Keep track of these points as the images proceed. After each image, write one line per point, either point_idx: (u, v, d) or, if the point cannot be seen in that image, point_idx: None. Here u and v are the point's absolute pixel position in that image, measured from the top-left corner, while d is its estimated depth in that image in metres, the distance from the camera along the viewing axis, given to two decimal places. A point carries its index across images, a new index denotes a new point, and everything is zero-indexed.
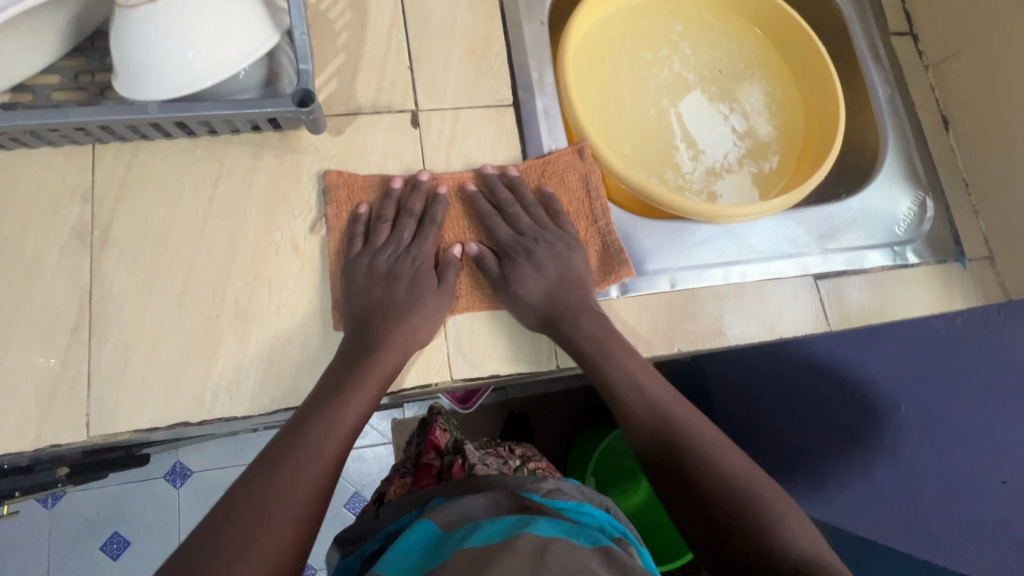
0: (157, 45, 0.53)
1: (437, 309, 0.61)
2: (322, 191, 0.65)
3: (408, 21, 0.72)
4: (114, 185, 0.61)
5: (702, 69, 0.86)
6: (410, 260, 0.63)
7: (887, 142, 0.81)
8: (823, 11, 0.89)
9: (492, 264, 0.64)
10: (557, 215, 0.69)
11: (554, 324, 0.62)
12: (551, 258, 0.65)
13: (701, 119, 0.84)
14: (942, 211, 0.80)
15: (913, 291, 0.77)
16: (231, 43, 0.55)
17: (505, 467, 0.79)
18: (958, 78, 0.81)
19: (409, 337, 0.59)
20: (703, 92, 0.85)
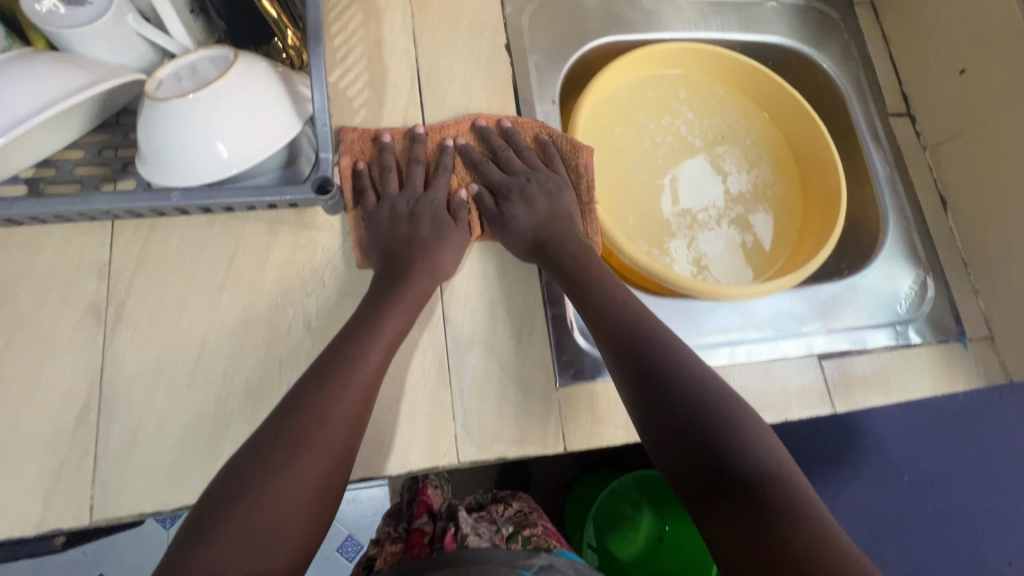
0: (207, 131, 0.55)
1: (456, 246, 0.66)
2: (337, 141, 0.69)
3: (424, 99, 0.75)
4: (131, 261, 0.62)
5: (706, 134, 0.89)
6: (425, 203, 0.67)
7: (887, 222, 0.83)
8: (826, 89, 0.92)
9: (491, 202, 0.69)
10: (550, 160, 0.73)
11: (547, 250, 0.66)
12: (534, 193, 0.69)
13: (703, 182, 0.86)
14: (943, 291, 0.81)
15: (915, 372, 0.77)
16: (276, 132, 0.59)
17: (496, 536, 0.79)
18: (955, 160, 0.84)
19: (430, 267, 0.64)
20: (708, 156, 0.88)
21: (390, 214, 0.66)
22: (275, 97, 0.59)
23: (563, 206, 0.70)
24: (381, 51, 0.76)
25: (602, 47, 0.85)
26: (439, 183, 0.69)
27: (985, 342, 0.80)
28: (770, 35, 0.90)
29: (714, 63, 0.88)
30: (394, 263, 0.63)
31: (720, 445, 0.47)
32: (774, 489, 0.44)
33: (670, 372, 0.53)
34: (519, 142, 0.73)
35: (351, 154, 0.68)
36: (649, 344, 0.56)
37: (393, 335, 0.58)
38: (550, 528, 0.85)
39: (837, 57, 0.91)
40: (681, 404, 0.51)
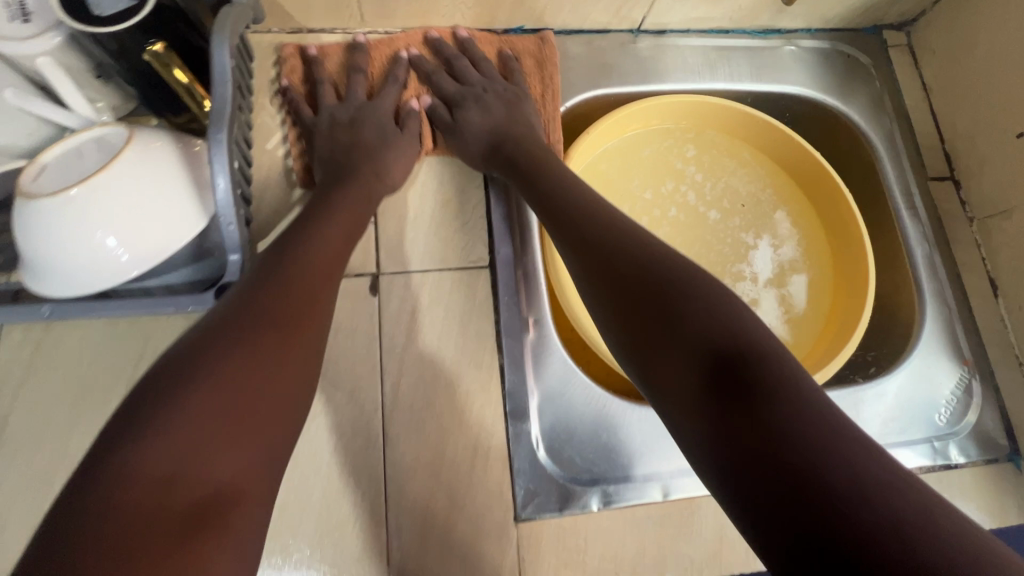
0: (86, 231, 0.46)
1: (405, 150, 0.64)
2: (277, 61, 0.67)
3: None
4: (18, 369, 0.53)
5: (719, 198, 0.77)
6: (370, 109, 0.64)
7: (924, 311, 0.70)
8: (852, 143, 0.80)
9: (445, 113, 0.67)
10: (509, 74, 0.70)
11: (503, 152, 0.63)
12: (489, 101, 0.66)
13: (718, 257, 0.74)
14: (992, 396, 0.68)
15: (957, 500, 0.64)
16: (178, 223, 0.50)
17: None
18: (1008, 239, 0.70)
19: (378, 167, 0.61)
20: (723, 227, 0.76)
21: (334, 120, 0.63)
22: (178, 180, 0.50)
23: (520, 112, 0.66)
24: None
25: (591, 101, 0.74)
26: (389, 92, 0.66)
27: None
28: (788, 84, 0.78)
29: (727, 120, 0.76)
30: (336, 167, 0.60)
31: (748, 366, 0.36)
32: (811, 417, 0.33)
33: (677, 282, 0.41)
34: (475, 53, 0.70)
35: (293, 71, 0.66)
36: (643, 250, 0.45)
37: (338, 241, 0.52)
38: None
39: (867, 109, 0.78)
40: (690, 322, 0.39)
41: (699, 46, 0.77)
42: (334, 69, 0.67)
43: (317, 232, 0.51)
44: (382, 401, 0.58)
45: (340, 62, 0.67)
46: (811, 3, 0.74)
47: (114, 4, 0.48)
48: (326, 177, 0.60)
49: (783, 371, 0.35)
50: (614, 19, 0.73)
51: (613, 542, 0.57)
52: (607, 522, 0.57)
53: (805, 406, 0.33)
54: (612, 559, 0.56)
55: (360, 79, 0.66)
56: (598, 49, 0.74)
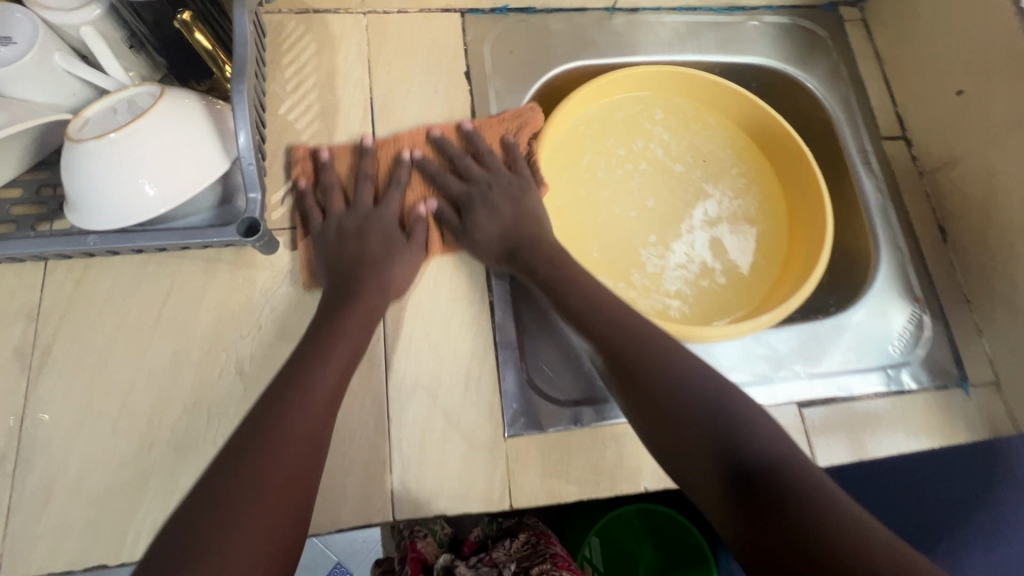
0: (127, 168, 0.54)
1: (411, 262, 0.65)
2: (288, 163, 0.69)
3: (377, 132, 0.72)
4: (62, 302, 0.60)
5: (684, 154, 0.84)
6: (376, 219, 0.65)
7: (879, 255, 0.77)
8: (813, 109, 0.87)
9: (453, 216, 0.68)
10: (513, 164, 0.72)
11: (514, 254, 0.66)
12: (496, 198, 0.68)
13: (683, 205, 0.82)
14: (942, 331, 0.74)
15: (910, 421, 0.70)
16: (204, 166, 0.57)
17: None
18: (953, 189, 0.77)
19: (384, 282, 0.63)
20: (686, 179, 0.83)
21: (343, 226, 0.65)
22: (204, 132, 0.57)
23: (526, 207, 0.69)
24: (334, 81, 0.73)
25: (571, 72, 0.81)
26: (392, 197, 0.67)
27: (991, 389, 0.73)
28: (753, 55, 0.85)
29: (694, 85, 0.83)
30: (346, 282, 0.62)
31: (745, 442, 0.47)
32: (795, 480, 0.44)
33: (681, 373, 0.53)
34: (480, 146, 0.72)
35: (303, 171, 0.69)
36: (649, 345, 0.56)
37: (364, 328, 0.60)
38: (562, 556, 0.81)
39: (825, 77, 0.85)
40: (695, 411, 0.50)
41: (670, 21, 0.84)
42: (342, 171, 0.69)
43: (352, 320, 0.59)
44: (385, 333, 0.64)
45: (346, 166, 0.69)
46: None
47: None
48: (333, 292, 0.61)
49: (771, 443, 0.47)
50: None
51: (593, 455, 0.63)
52: (588, 437, 0.63)
53: (792, 471, 0.45)
54: (593, 471, 0.62)
55: (366, 184, 0.67)
56: (577, 25, 0.82)
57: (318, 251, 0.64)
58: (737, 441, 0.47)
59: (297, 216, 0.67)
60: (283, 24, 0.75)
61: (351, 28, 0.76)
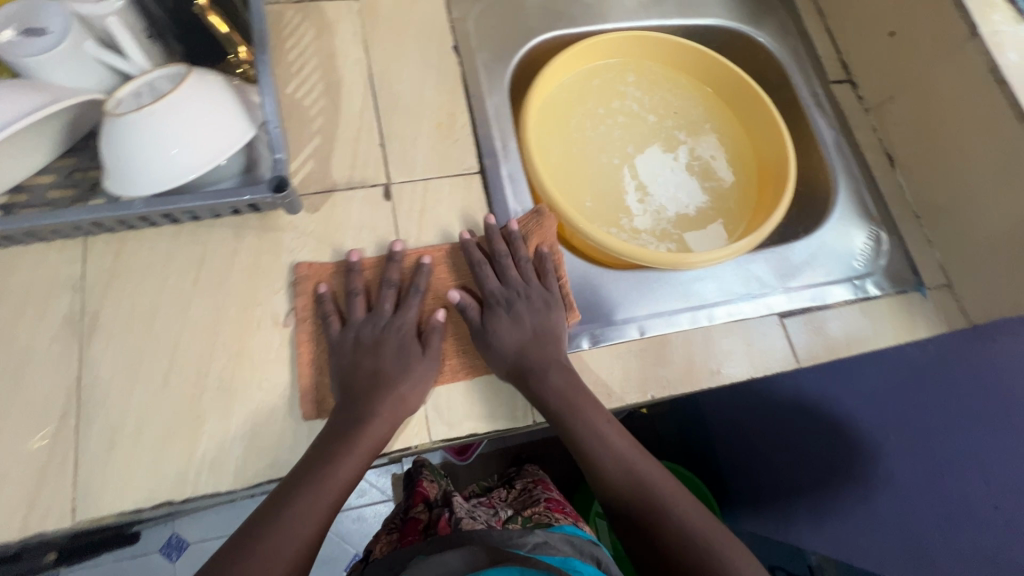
0: (165, 135, 0.60)
1: (423, 377, 0.64)
2: (294, 283, 0.68)
3: (378, 104, 0.78)
4: (104, 273, 0.65)
5: (657, 107, 0.94)
6: (395, 330, 0.65)
7: (837, 183, 0.86)
8: (767, 63, 0.96)
9: (475, 314, 0.67)
10: (545, 275, 0.72)
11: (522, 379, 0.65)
12: (521, 310, 0.68)
13: (654, 150, 0.91)
14: (898, 244, 0.83)
15: (877, 324, 0.78)
16: (233, 131, 0.63)
17: (493, 518, 0.81)
18: (897, 119, 0.87)
19: (396, 403, 0.62)
20: (661, 128, 0.93)
21: (364, 337, 0.64)
22: (229, 103, 0.63)
23: (549, 324, 0.68)
24: (334, 61, 0.80)
25: (548, 42, 0.89)
26: (411, 305, 0.67)
27: (943, 290, 0.82)
28: (709, 17, 0.94)
29: (660, 49, 0.92)
30: (360, 401, 0.61)
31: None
32: None
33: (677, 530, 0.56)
34: (520, 248, 0.72)
35: (308, 298, 0.67)
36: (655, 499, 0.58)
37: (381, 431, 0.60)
38: (555, 502, 0.84)
39: (776, 32, 0.95)
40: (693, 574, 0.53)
41: None
42: (368, 277, 0.69)
43: (368, 439, 0.59)
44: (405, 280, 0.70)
45: (374, 273, 0.70)
46: None
47: None
48: (344, 415, 0.60)
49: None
50: None
51: (601, 372, 0.70)
52: (597, 356, 0.71)
53: None
54: (603, 388, 0.69)
55: (389, 291, 0.67)
56: None
57: (333, 367, 0.63)
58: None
59: (306, 336, 0.65)
60: (282, 13, 0.81)
61: (345, 14, 0.82)
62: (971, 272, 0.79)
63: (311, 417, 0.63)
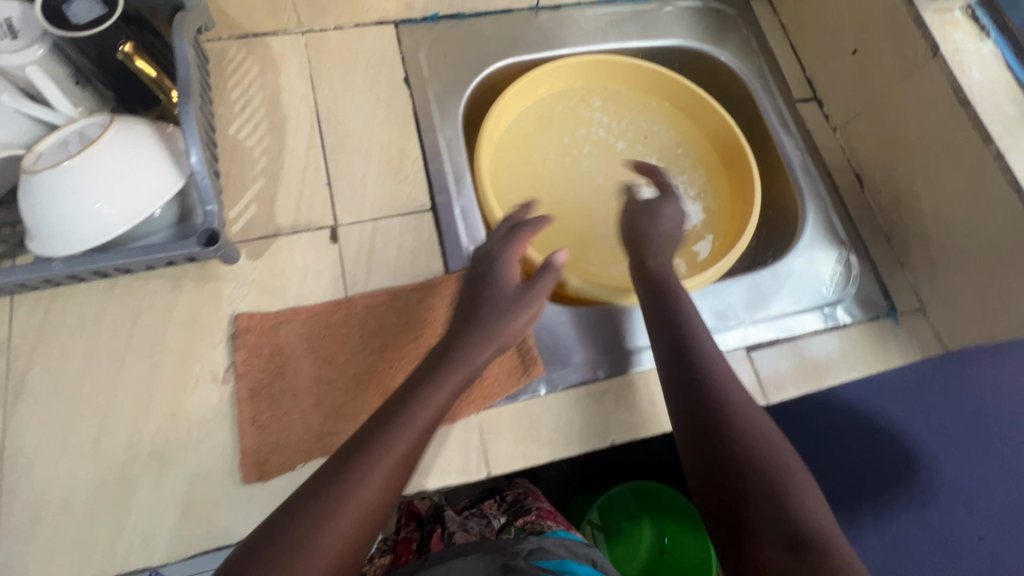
0: (87, 190, 0.57)
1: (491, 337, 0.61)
2: (233, 336, 0.65)
3: (326, 142, 0.76)
4: (32, 333, 0.62)
5: (626, 131, 0.92)
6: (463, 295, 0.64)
7: (805, 206, 0.83)
8: (731, 83, 0.94)
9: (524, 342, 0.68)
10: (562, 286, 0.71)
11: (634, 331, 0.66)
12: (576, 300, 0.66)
13: (625, 173, 0.90)
14: (868, 268, 0.81)
15: (847, 354, 0.76)
16: (160, 182, 0.60)
17: (486, 529, 0.79)
18: (864, 138, 0.84)
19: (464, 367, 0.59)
20: (630, 154, 0.91)
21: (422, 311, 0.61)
22: (156, 153, 0.60)
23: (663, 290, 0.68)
24: (279, 98, 0.77)
25: (504, 70, 0.86)
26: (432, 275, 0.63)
27: (918, 315, 0.79)
28: (671, 38, 0.92)
29: (622, 71, 0.89)
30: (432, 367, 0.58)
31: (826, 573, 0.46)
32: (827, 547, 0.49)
33: (752, 462, 0.54)
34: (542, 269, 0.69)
35: (248, 351, 0.64)
36: (756, 435, 0.57)
37: (445, 398, 0.56)
38: (548, 509, 0.81)
39: (739, 51, 0.92)
40: (773, 519, 0.51)
41: (593, 15, 0.90)
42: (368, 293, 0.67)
43: (433, 407, 0.55)
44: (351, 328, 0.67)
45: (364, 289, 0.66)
46: None
47: (88, 12, 0.58)
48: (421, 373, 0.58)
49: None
50: None
51: (559, 418, 0.67)
52: (554, 401, 0.67)
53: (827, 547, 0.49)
54: (561, 434, 0.66)
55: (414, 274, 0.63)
56: (505, 25, 0.87)
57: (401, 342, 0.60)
58: (820, 557, 0.47)
59: (245, 393, 0.62)
60: (225, 49, 0.78)
61: (291, 48, 0.80)
62: (944, 296, 0.76)
63: (251, 478, 0.59)
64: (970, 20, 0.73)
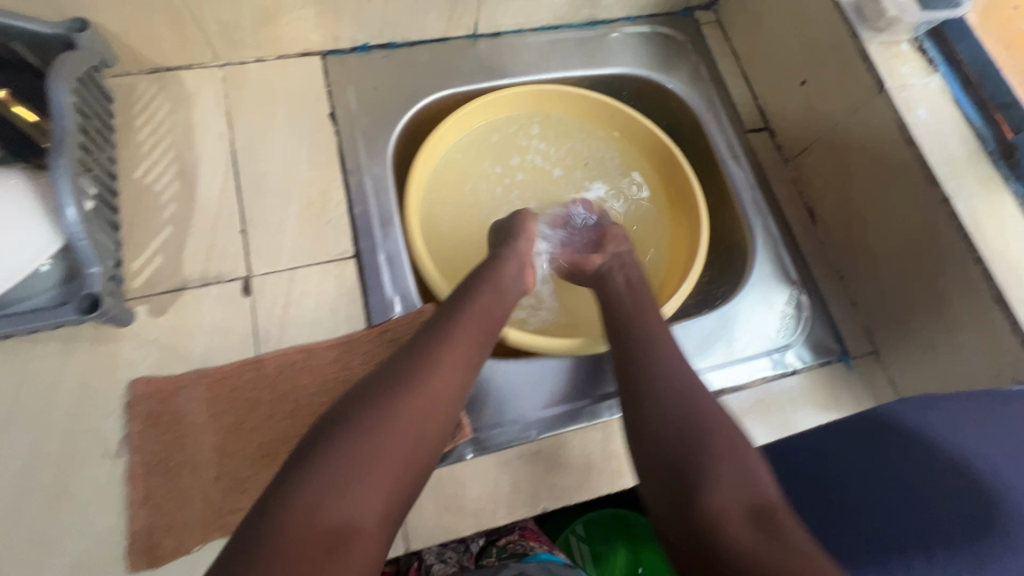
0: None
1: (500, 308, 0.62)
2: (128, 403, 0.60)
3: (242, 184, 0.71)
4: None
5: (565, 159, 0.89)
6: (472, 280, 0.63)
7: (755, 244, 0.79)
8: (681, 111, 0.90)
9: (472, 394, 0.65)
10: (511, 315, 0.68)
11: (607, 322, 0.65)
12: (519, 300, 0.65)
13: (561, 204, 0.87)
14: (819, 308, 0.78)
15: (795, 403, 0.73)
16: (36, 243, 0.55)
17: (465, 556, 0.77)
18: (815, 171, 0.80)
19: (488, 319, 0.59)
20: (568, 181, 0.88)
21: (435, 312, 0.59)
22: (31, 212, 0.55)
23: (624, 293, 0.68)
24: (192, 138, 0.72)
25: (439, 101, 0.82)
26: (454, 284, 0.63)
27: (870, 358, 0.76)
28: (617, 65, 0.88)
29: (564, 99, 0.84)
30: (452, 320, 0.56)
31: (792, 545, 0.42)
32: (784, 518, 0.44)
33: (710, 431, 0.50)
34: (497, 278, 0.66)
35: (144, 421, 0.59)
36: (689, 398, 0.53)
37: (468, 349, 0.55)
38: (532, 528, 0.78)
39: (687, 79, 0.88)
40: (735, 490, 0.46)
41: (535, 42, 0.86)
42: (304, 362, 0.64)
43: (457, 354, 0.53)
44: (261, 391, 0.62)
45: (300, 356, 0.64)
46: None
47: None
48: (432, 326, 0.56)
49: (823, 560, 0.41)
50: (450, 26, 0.80)
51: (487, 484, 0.62)
52: (482, 467, 0.63)
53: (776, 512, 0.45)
54: (488, 502, 0.62)
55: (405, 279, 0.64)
56: (440, 54, 0.82)
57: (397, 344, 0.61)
58: (785, 529, 0.43)
59: (139, 469, 0.57)
60: (134, 85, 0.72)
61: (207, 82, 0.74)
62: (896, 340, 0.73)
63: (140, 565, 0.55)
64: (917, 53, 0.69)
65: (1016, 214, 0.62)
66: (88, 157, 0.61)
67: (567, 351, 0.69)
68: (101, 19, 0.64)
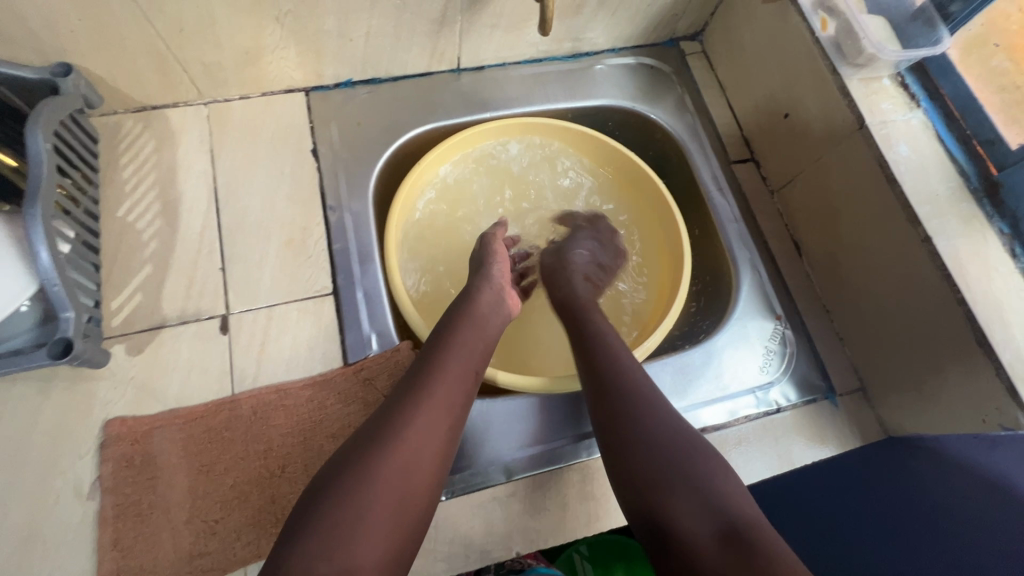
0: None
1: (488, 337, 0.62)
2: (102, 444, 0.60)
3: (223, 221, 0.72)
4: None
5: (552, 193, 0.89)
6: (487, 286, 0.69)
7: (738, 278, 0.78)
8: (666, 141, 0.89)
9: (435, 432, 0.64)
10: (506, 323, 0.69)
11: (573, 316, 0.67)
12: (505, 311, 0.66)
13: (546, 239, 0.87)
14: (805, 344, 0.76)
15: (781, 443, 0.71)
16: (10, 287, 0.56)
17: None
18: (800, 205, 0.80)
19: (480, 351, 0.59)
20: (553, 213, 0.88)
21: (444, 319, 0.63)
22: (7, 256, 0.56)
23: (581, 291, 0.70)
24: (175, 176, 0.73)
25: (422, 136, 0.82)
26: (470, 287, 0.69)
27: (857, 396, 0.74)
28: (601, 97, 0.88)
29: (547, 132, 0.84)
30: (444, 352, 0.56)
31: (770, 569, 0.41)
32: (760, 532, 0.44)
33: (681, 453, 0.50)
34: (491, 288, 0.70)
35: (118, 463, 0.59)
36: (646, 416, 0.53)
37: (466, 371, 0.55)
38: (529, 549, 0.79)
39: (671, 109, 0.88)
40: (701, 512, 0.46)
41: (518, 75, 0.87)
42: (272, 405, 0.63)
43: (450, 389, 0.53)
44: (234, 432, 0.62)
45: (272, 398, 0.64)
46: (603, 29, 0.84)
47: None
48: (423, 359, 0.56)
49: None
50: (432, 61, 0.81)
51: (461, 527, 0.61)
52: (455, 510, 0.62)
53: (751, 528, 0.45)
54: (461, 547, 0.61)
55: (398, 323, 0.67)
56: (423, 89, 0.83)
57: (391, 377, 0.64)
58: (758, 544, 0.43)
59: (110, 513, 0.57)
60: (120, 123, 0.74)
61: (191, 119, 0.76)
62: (883, 377, 0.72)
63: None
64: (899, 88, 0.69)
65: (999, 253, 0.60)
66: (68, 201, 0.63)
67: (546, 390, 0.68)
68: (85, 62, 0.66)
